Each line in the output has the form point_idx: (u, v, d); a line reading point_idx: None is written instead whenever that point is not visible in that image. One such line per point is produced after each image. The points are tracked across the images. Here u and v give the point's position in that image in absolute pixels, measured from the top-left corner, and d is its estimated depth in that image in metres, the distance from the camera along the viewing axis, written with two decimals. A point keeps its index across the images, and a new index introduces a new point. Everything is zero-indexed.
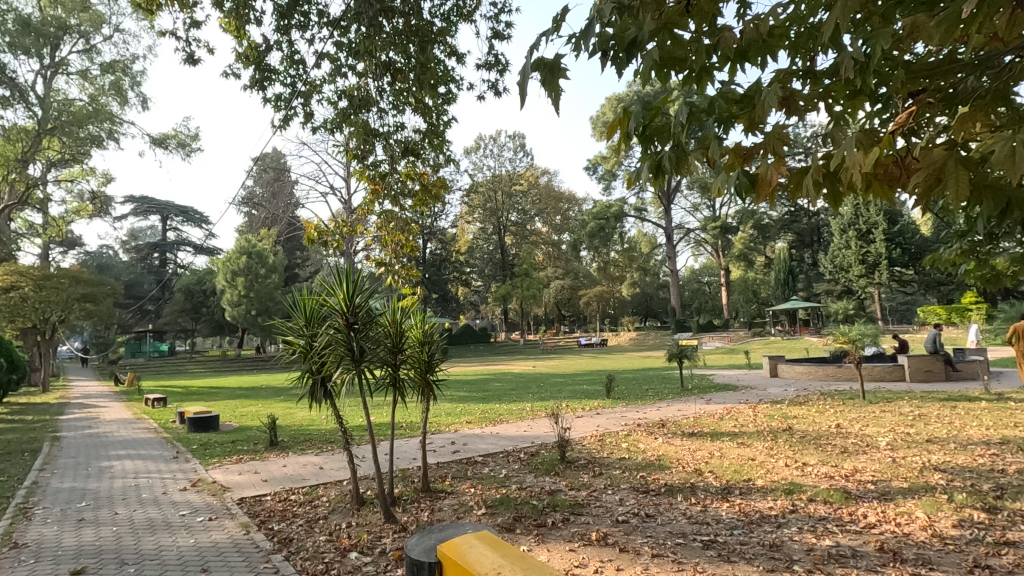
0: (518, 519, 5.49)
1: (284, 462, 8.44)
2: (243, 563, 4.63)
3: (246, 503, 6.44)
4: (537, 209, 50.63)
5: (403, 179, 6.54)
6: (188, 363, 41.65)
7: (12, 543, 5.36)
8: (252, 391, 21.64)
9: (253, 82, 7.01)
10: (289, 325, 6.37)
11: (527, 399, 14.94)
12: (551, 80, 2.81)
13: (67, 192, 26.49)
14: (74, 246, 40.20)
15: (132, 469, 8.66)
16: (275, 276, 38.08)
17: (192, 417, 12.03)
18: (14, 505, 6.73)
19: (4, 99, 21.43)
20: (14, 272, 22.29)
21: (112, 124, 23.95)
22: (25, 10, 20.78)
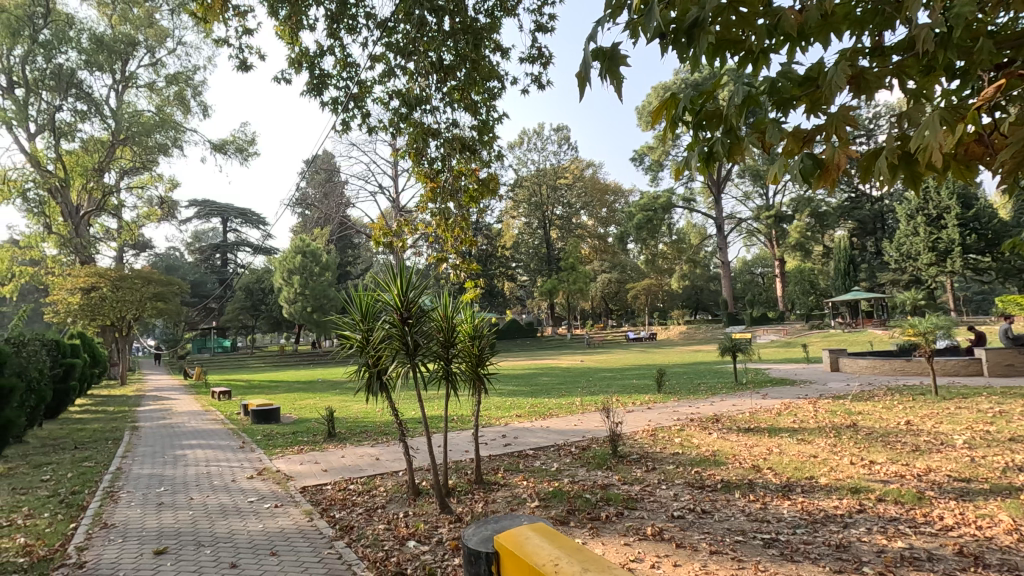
0: (572, 512, 5.50)
1: (342, 453, 8.76)
2: (309, 549, 4.84)
3: (308, 491, 6.74)
4: (582, 203, 50.18)
5: (457, 176, 6.62)
6: (250, 359, 43.73)
7: (102, 523, 5.83)
8: (309, 385, 22.47)
9: (310, 86, 7.27)
10: (346, 320, 6.59)
11: (577, 393, 14.90)
12: (611, 68, 2.77)
13: (138, 198, 28.23)
14: (145, 249, 42.83)
15: (204, 457, 9.19)
16: (328, 273, 39.47)
17: (256, 409, 12.65)
18: (102, 489, 7.29)
19: (83, 113, 23.09)
20: (93, 273, 24.04)
21: (177, 132, 25.44)
22: (99, 28, 22.26)
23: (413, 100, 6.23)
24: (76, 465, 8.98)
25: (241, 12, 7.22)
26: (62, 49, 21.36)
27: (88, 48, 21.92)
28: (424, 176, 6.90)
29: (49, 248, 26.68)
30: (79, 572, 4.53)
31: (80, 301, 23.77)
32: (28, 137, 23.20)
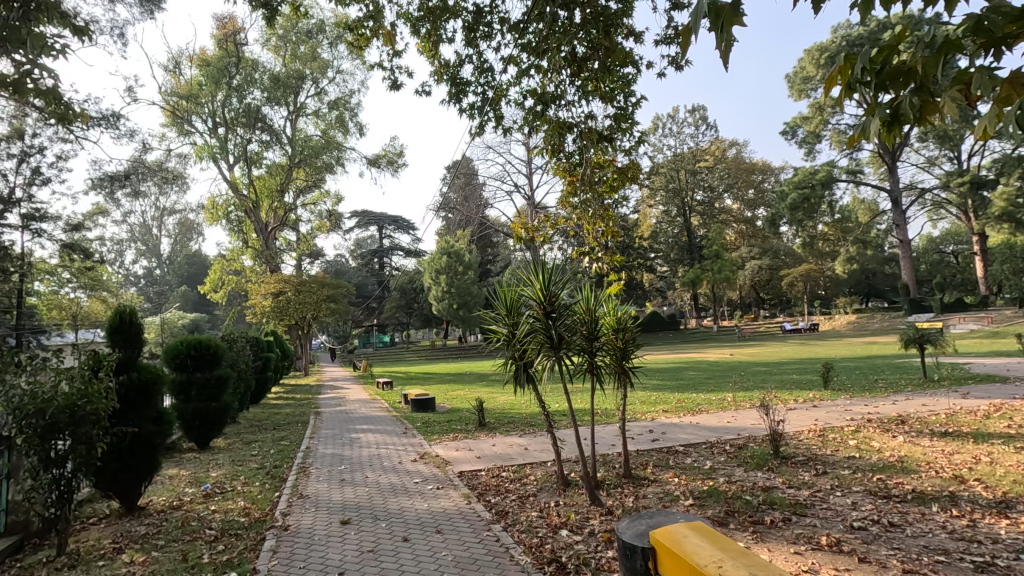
0: (731, 513, 5.18)
1: (493, 442, 9.20)
2: (470, 530, 5.16)
3: (465, 476, 7.19)
4: (726, 185, 46.79)
5: (595, 167, 6.54)
6: (406, 352, 47.77)
7: (300, 493, 6.81)
8: (459, 377, 23.91)
9: (451, 95, 7.71)
10: (492, 316, 6.84)
11: (729, 389, 14.00)
12: (724, 30, 2.35)
13: (311, 213, 32.22)
14: (317, 257, 48.82)
15: (374, 441, 10.26)
16: (471, 272, 41.58)
17: (414, 399, 13.80)
18: (297, 464, 8.48)
19: (267, 142, 26.93)
20: (281, 280, 27.99)
21: (339, 151, 28.67)
22: (276, 68, 25.74)
23: (547, 95, 6.31)
24: (276, 443, 10.57)
25: (389, 36, 7.88)
26: (249, 90, 25.18)
27: (268, 86, 25.50)
28: (563, 171, 6.98)
29: (247, 261, 31.61)
30: (285, 534, 5.33)
31: (271, 304, 27.88)
32: (229, 167, 27.65)
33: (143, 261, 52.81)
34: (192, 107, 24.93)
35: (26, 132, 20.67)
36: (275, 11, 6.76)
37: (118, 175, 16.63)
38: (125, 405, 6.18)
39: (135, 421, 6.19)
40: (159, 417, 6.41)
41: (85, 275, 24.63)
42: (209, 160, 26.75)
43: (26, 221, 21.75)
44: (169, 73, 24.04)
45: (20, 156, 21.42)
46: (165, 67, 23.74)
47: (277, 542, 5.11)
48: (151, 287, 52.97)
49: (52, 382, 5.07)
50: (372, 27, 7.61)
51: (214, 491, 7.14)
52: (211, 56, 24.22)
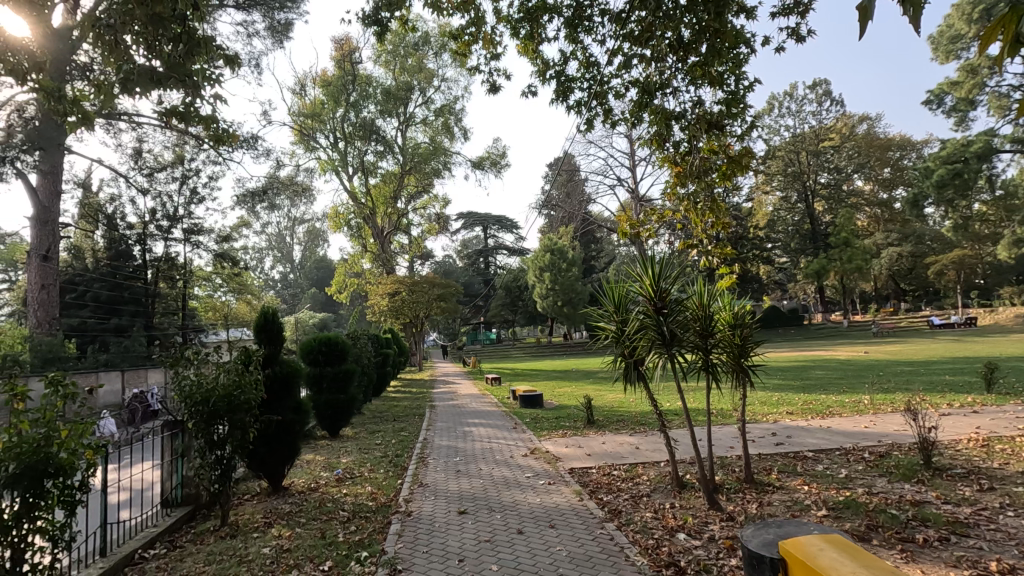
0: (873, 528, 4.69)
1: (603, 440, 9.09)
2: (583, 527, 5.15)
3: (576, 473, 7.19)
4: (856, 165, 42.19)
5: (705, 156, 6.18)
6: (513, 349, 48.68)
7: (420, 482, 7.22)
8: (566, 374, 23.90)
9: (556, 93, 7.74)
10: (600, 313, 6.75)
11: (865, 390, 12.66)
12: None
13: (421, 217, 33.88)
14: (428, 259, 51.25)
15: (485, 434, 10.58)
16: (575, 268, 41.40)
17: (523, 395, 14.05)
18: (416, 454, 9.00)
19: (381, 152, 28.74)
20: (396, 281, 29.81)
21: (446, 156, 29.90)
22: (387, 81, 27.34)
23: (653, 85, 6.09)
24: (397, 433, 11.30)
25: (491, 39, 8.06)
26: (365, 105, 27.12)
27: (381, 100, 27.25)
28: (669, 161, 6.71)
29: (366, 264, 34.02)
30: (408, 520, 5.68)
31: (388, 304, 29.78)
32: (348, 178, 29.90)
33: (279, 266, 58.77)
34: (316, 124, 27.29)
35: (185, 157, 23.94)
36: (387, 27, 7.17)
37: (258, 191, 18.93)
38: (271, 395, 6.94)
39: (279, 409, 6.92)
40: (298, 406, 7.11)
41: (234, 280, 28.03)
42: (332, 172, 29.10)
43: (188, 235, 25.15)
44: (296, 95, 26.54)
45: (181, 179, 24.85)
46: (293, 90, 26.23)
47: (401, 527, 5.47)
48: (286, 290, 58.80)
49: (215, 374, 5.86)
50: (475, 33, 7.82)
51: (345, 476, 7.79)
52: (331, 77, 26.38)
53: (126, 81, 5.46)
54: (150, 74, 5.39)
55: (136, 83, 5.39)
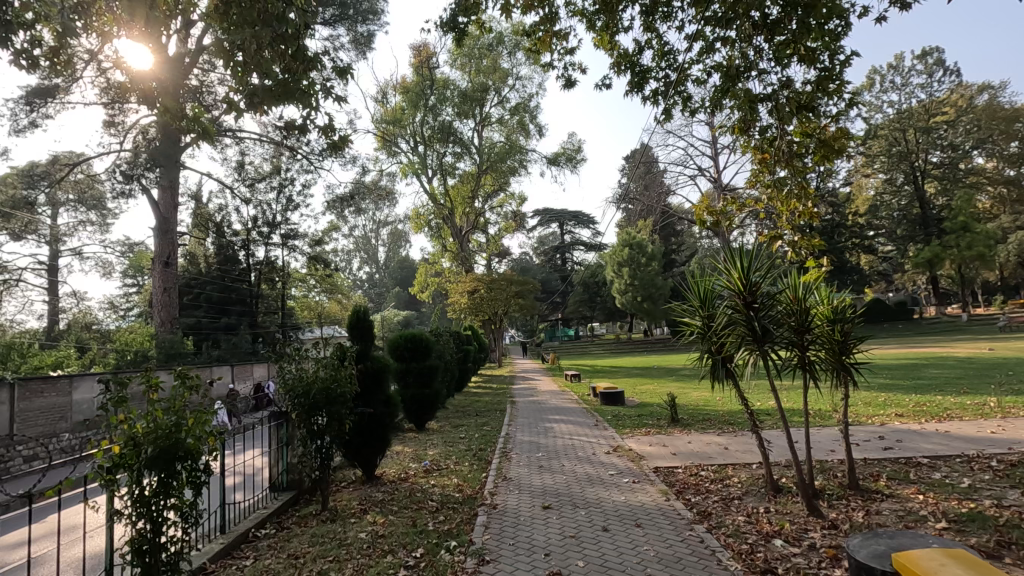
0: (1005, 545, 4.22)
1: (689, 439, 8.80)
2: (671, 528, 5.02)
3: (662, 472, 7.02)
4: (975, 140, 37.76)
5: (795, 140, 5.80)
6: (592, 346, 48.19)
7: (504, 476, 7.36)
8: (646, 371, 23.35)
9: (631, 85, 7.57)
10: (685, 308, 6.53)
11: (992, 391, 11.34)
12: None
13: (498, 215, 34.30)
14: (505, 256, 51.83)
15: (567, 431, 10.58)
16: (655, 263, 40.24)
17: (604, 392, 13.89)
18: (499, 449, 9.18)
19: (459, 153, 29.39)
20: (475, 279, 30.44)
21: (522, 154, 30.09)
22: (463, 84, 27.91)
23: (737, 68, 5.79)
24: (480, 428, 11.56)
25: (565, 34, 8.01)
26: (442, 108, 27.89)
27: (458, 102, 27.91)
28: (756, 148, 6.35)
29: (446, 263, 34.99)
30: (494, 513, 5.81)
31: (468, 301, 30.49)
32: (428, 180, 30.86)
33: (366, 267, 61.74)
34: (397, 129, 28.43)
35: (281, 167, 25.78)
36: (463, 31, 7.33)
37: (346, 197, 20.11)
38: (363, 389, 7.33)
39: (371, 402, 7.28)
40: (387, 400, 7.46)
41: (325, 281, 29.83)
42: (413, 175, 30.18)
43: (285, 240, 27.08)
44: (378, 103, 27.79)
45: (278, 188, 26.80)
46: (375, 99, 27.48)
47: (487, 519, 5.60)
48: (372, 289, 61.72)
49: (313, 369, 6.27)
50: (549, 29, 7.81)
51: (433, 468, 8.09)
52: (411, 83, 27.32)
53: (248, 100, 5.16)
54: (269, 91, 5.14)
55: (259, 102, 5.15)
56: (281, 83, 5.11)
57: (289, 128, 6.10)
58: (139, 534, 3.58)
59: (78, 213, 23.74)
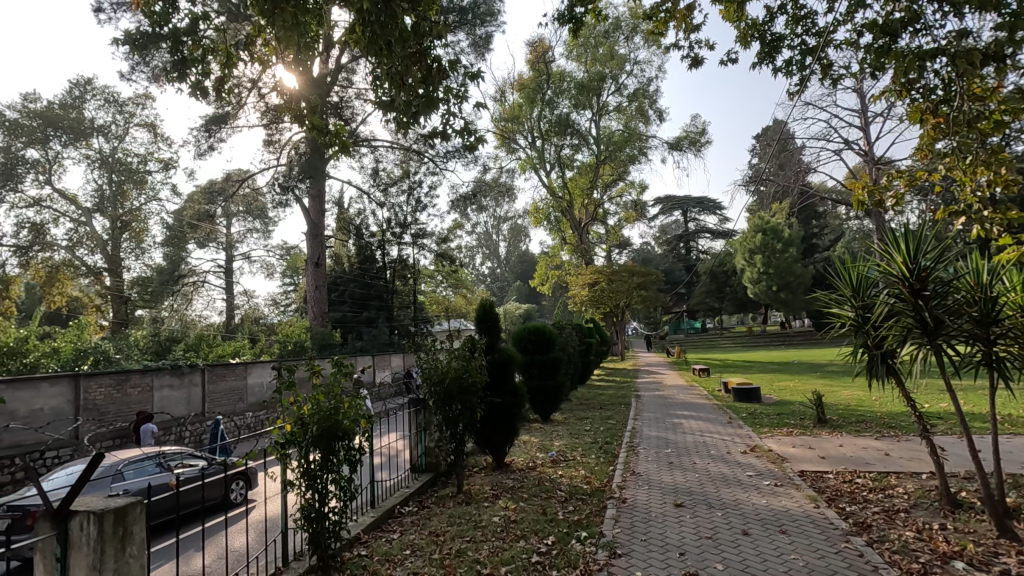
0: None
1: (840, 442, 7.98)
2: (823, 537, 4.60)
3: (808, 476, 6.45)
4: None
5: (973, 100, 4.94)
6: (721, 339, 45.45)
7: (632, 471, 7.26)
8: (785, 367, 21.49)
9: (762, 57, 6.97)
10: (835, 297, 5.90)
11: None
12: None
13: (618, 205, 33.58)
14: (626, 247, 50.63)
15: (697, 427, 10.13)
16: (793, 249, 36.89)
17: (737, 387, 13.07)
18: (625, 443, 9.05)
19: (576, 145, 29.24)
20: (595, 271, 30.17)
21: (642, 141, 29.15)
22: (580, 74, 27.67)
23: (894, 23, 5.06)
24: (604, 421, 11.50)
25: (687, 11, 7.59)
26: (559, 101, 27.87)
27: (575, 94, 27.74)
28: (921, 113, 5.52)
29: (565, 255, 35.08)
30: (623, 507, 5.74)
31: (588, 294, 30.39)
32: (546, 174, 31.07)
33: (488, 262, 63.95)
34: (515, 126, 29.03)
35: (410, 171, 27.55)
36: (580, 22, 7.26)
37: (469, 195, 21.02)
38: (492, 379, 7.62)
39: (500, 392, 7.55)
40: (515, 391, 7.68)
41: (452, 276, 31.41)
42: (531, 171, 30.64)
43: (415, 239, 28.95)
44: (497, 103, 28.55)
45: (408, 191, 28.71)
46: (495, 99, 28.29)
47: (617, 513, 5.57)
48: (495, 284, 63.72)
49: (447, 359, 6.65)
50: (670, 9, 7.47)
51: (560, 458, 8.20)
52: (527, 79, 27.66)
53: (389, 113, 5.56)
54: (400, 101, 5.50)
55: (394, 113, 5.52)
56: (417, 94, 5.44)
57: (422, 137, 6.47)
58: (308, 502, 4.01)
59: (247, 222, 27.44)
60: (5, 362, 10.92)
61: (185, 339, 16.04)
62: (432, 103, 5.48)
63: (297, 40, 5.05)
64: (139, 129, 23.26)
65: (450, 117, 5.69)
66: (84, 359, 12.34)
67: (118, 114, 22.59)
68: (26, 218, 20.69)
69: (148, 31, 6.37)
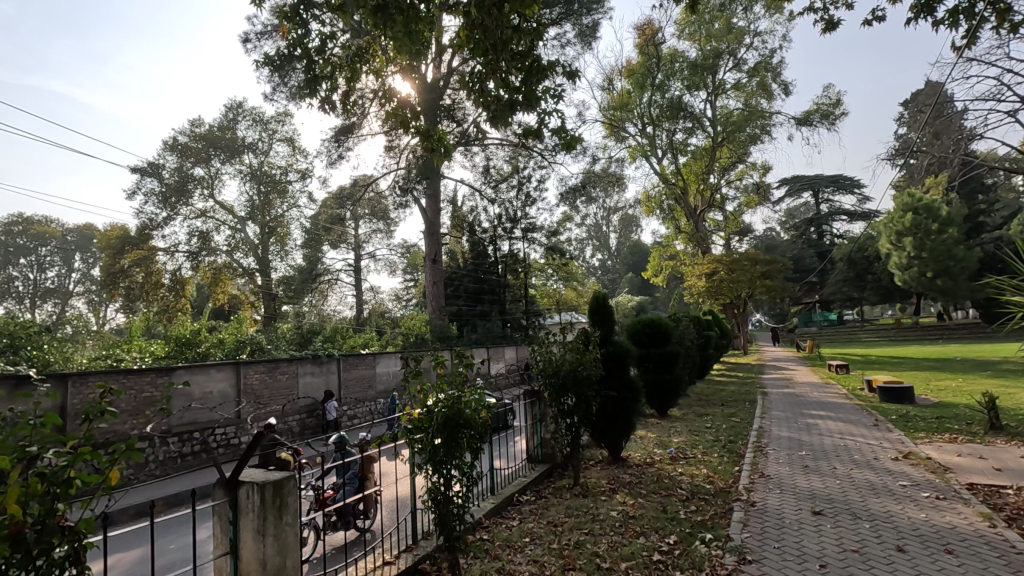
0: None
1: (1021, 453, 6.81)
2: (1001, 562, 3.96)
3: (980, 490, 5.59)
4: None
5: None
6: (862, 332, 40.86)
7: (761, 472, 6.80)
8: (945, 364, 18.81)
9: (918, 10, 6.11)
10: (1018, 281, 5.00)
11: None
12: None
13: (738, 189, 31.45)
14: (747, 234, 47.35)
15: (836, 429, 9.23)
16: (953, 229, 32.06)
17: (884, 386, 11.68)
18: (752, 442, 8.49)
19: (691, 128, 27.83)
20: (714, 260, 28.57)
21: (764, 119, 27.00)
22: (693, 54, 26.26)
23: None
24: (727, 418, 10.86)
25: None
26: (670, 83, 26.63)
27: (688, 75, 26.38)
28: None
29: (680, 245, 33.57)
30: (752, 510, 5.39)
31: (706, 285, 28.84)
32: (658, 161, 29.91)
33: (598, 254, 63.16)
34: (624, 114, 28.21)
35: (519, 166, 27.98)
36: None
37: (578, 186, 20.85)
38: (607, 372, 7.50)
39: (616, 386, 7.42)
40: (630, 384, 7.50)
41: (562, 269, 31.43)
42: (642, 158, 29.66)
43: (525, 233, 29.39)
44: (605, 91, 27.98)
45: (518, 186, 29.17)
46: (602, 87, 27.74)
47: (745, 516, 5.24)
48: (606, 276, 62.75)
49: (561, 353, 6.64)
50: None
51: (679, 455, 7.90)
52: (636, 64, 26.79)
53: (492, 114, 5.63)
54: (504, 100, 5.52)
55: (498, 114, 5.57)
56: (519, 92, 5.45)
57: (525, 134, 6.55)
58: (434, 486, 4.23)
59: (372, 224, 29.59)
60: (184, 351, 12.82)
61: (323, 331, 17.73)
62: (535, 103, 5.43)
63: (411, 49, 5.34)
64: (281, 143, 25.98)
65: (550, 114, 5.70)
66: (242, 349, 14.11)
67: (263, 132, 25.43)
68: (196, 227, 24.02)
69: (285, 54, 7.07)
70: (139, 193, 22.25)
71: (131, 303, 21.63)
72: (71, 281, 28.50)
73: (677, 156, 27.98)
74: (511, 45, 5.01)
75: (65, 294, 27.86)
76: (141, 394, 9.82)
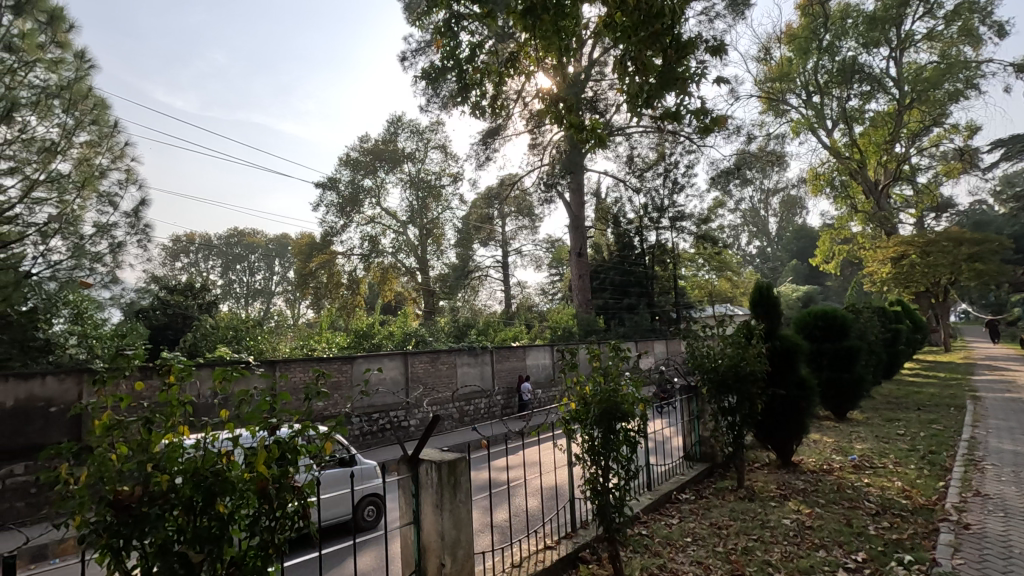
0: None
1: None
2: None
3: None
4: None
5: None
6: None
7: (976, 490, 5.76)
8: None
9: None
10: None
11: None
12: None
13: (933, 157, 26.78)
14: (946, 210, 40.06)
15: None
16: None
17: None
18: (961, 454, 7.22)
19: (869, 92, 24.30)
20: (903, 242, 24.66)
21: (969, 71, 22.61)
22: (870, 6, 22.91)
23: None
24: (926, 425, 9.34)
25: None
26: (842, 44, 23.52)
27: (864, 31, 23.06)
28: None
29: (858, 226, 29.53)
30: (965, 533, 4.62)
31: (893, 271, 25.01)
32: (828, 134, 26.61)
33: (757, 241, 58.07)
34: (785, 85, 25.57)
35: (666, 153, 26.86)
36: None
37: (731, 169, 19.34)
38: (773, 368, 6.89)
39: (784, 383, 6.79)
40: (801, 381, 6.80)
41: (715, 258, 29.48)
42: (807, 132, 26.63)
43: (674, 222, 28.14)
44: (761, 63, 25.59)
45: (664, 173, 27.96)
46: (757, 59, 25.44)
47: (956, 539, 4.50)
48: (766, 265, 57.45)
49: (720, 347, 6.28)
50: None
51: (864, 464, 7.01)
52: (798, 28, 24.07)
53: (637, 101, 5.38)
54: (651, 85, 5.23)
55: (645, 98, 5.29)
56: (663, 75, 5.10)
57: (664, 118, 6.30)
58: (592, 478, 4.27)
59: (519, 220, 30.49)
60: (361, 342, 14.49)
61: (477, 325, 18.73)
62: (682, 83, 5.11)
63: (559, 45, 5.39)
64: (435, 150, 27.93)
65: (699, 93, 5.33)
66: (408, 341, 15.52)
67: (420, 141, 27.58)
68: (366, 232, 26.87)
69: (439, 65, 7.57)
70: (321, 205, 25.57)
71: (319, 300, 24.97)
72: (273, 283, 33.51)
73: (851, 123, 24.58)
74: (655, 27, 4.78)
75: (268, 294, 32.91)
76: (334, 378, 11.30)
